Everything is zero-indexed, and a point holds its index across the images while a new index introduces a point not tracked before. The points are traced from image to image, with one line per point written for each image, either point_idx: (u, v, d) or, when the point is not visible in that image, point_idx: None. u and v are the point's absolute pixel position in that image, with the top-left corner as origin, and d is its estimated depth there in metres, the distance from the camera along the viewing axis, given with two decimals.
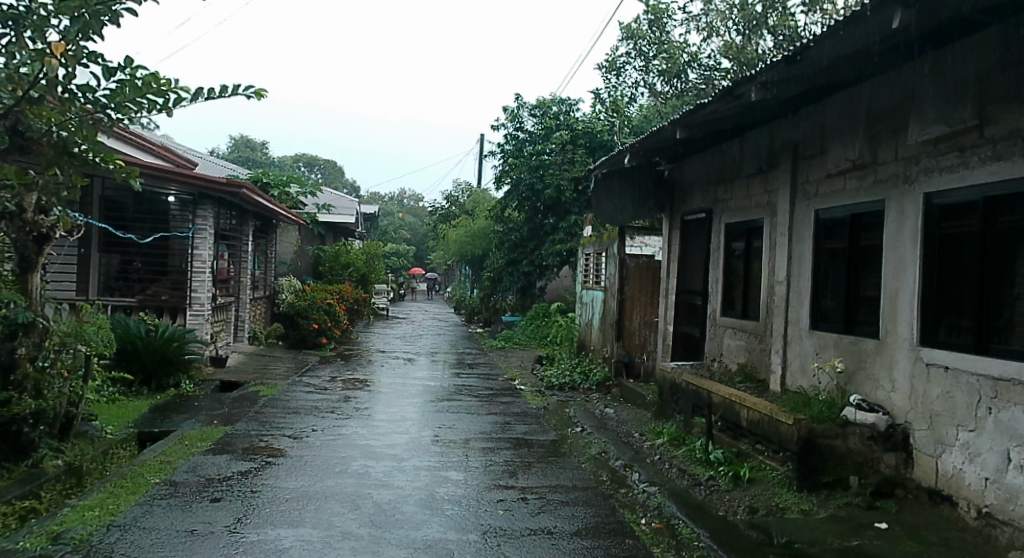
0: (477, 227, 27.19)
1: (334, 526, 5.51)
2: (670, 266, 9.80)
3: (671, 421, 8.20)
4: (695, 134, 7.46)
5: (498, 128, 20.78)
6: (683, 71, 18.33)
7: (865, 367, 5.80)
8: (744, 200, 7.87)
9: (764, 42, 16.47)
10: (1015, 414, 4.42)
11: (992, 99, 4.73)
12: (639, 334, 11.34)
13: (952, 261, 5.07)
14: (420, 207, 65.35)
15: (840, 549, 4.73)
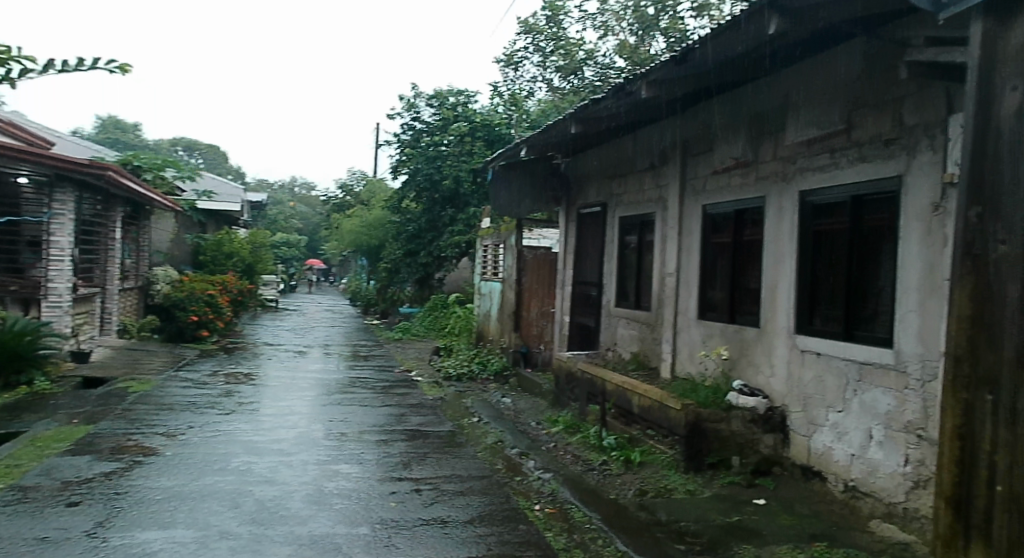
0: (374, 217, 26.83)
1: (211, 525, 5.32)
2: (566, 258, 10.03)
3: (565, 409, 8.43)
4: (590, 129, 7.66)
5: (394, 117, 20.51)
6: (579, 69, 18.40)
7: (747, 353, 6.16)
8: (637, 194, 8.14)
9: (657, 44, 16.97)
10: (877, 395, 4.83)
11: (858, 105, 5.12)
12: (537, 324, 11.61)
13: (824, 255, 5.45)
14: (314, 197, 63.71)
15: (720, 526, 5.02)
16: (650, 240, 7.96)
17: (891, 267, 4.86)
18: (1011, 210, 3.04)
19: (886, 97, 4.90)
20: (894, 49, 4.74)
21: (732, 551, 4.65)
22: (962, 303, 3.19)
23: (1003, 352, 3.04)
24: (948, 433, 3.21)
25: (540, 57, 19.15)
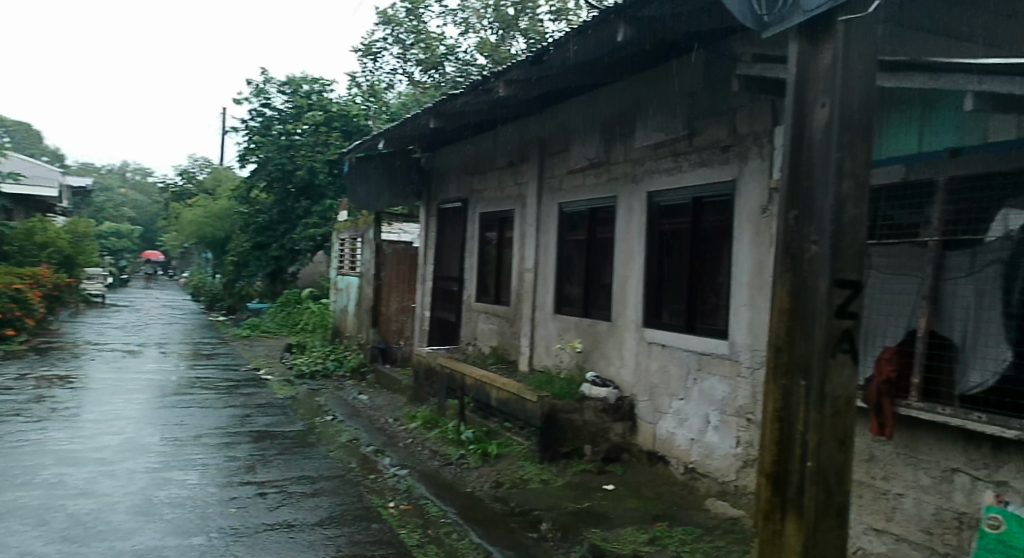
0: (218, 207, 25.31)
1: (13, 546, 4.81)
2: (427, 253, 10.04)
3: (423, 404, 8.47)
4: (450, 125, 7.73)
5: (242, 103, 19.61)
6: (439, 63, 18.31)
7: (600, 346, 6.47)
8: (497, 191, 8.23)
9: (516, 44, 17.22)
10: (714, 383, 5.22)
11: (699, 114, 5.50)
12: (396, 319, 11.58)
13: (669, 253, 5.81)
14: (148, 185, 59.37)
15: (570, 512, 5.23)
16: (511, 236, 8.07)
17: (725, 264, 5.26)
18: (821, 213, 3.37)
19: (723, 107, 5.30)
20: (729, 63, 5.14)
21: (580, 536, 4.85)
22: (782, 297, 3.53)
23: (813, 341, 3.38)
24: (770, 415, 3.53)
25: (400, 49, 18.85)
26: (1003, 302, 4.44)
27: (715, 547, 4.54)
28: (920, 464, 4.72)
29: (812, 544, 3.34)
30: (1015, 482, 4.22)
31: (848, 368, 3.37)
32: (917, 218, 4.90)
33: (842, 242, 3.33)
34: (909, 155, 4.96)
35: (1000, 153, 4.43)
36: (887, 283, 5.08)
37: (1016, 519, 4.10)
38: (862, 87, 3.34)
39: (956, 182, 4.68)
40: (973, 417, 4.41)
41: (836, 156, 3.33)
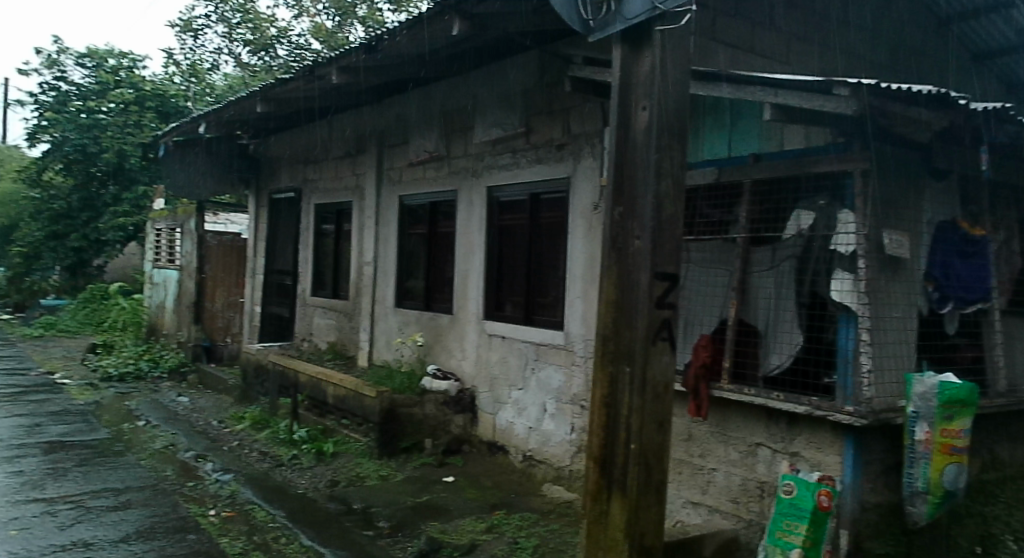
0: (1, 191, 22.22)
1: None
2: (257, 245, 10.00)
3: (253, 404, 8.16)
4: (280, 110, 7.47)
5: (31, 74, 17.47)
6: (269, 46, 15.99)
7: (441, 339, 6.62)
8: (332, 181, 8.32)
9: (354, 32, 16.42)
10: (550, 372, 5.44)
11: (534, 112, 5.66)
12: (222, 316, 11.20)
13: (508, 248, 5.99)
14: None
15: (409, 507, 5.18)
16: (348, 229, 8.19)
17: (560, 259, 5.51)
18: (642, 212, 3.37)
19: (556, 106, 5.48)
20: (561, 64, 5.32)
21: (419, 530, 4.82)
22: (610, 290, 3.50)
23: (636, 331, 3.37)
24: (598, 402, 3.52)
25: (225, 27, 16.64)
26: (796, 292, 5.01)
27: (550, 530, 4.69)
28: (730, 439, 5.21)
29: (633, 523, 3.35)
30: (805, 452, 4.83)
31: (667, 355, 3.37)
32: (728, 217, 5.37)
33: (662, 239, 3.33)
34: (721, 159, 5.42)
35: (792, 160, 4.97)
36: (701, 274, 5.56)
37: (806, 483, 4.50)
38: (675, 94, 3.36)
39: (761, 184, 5.19)
40: (773, 396, 4.91)
41: (655, 158, 3.31)
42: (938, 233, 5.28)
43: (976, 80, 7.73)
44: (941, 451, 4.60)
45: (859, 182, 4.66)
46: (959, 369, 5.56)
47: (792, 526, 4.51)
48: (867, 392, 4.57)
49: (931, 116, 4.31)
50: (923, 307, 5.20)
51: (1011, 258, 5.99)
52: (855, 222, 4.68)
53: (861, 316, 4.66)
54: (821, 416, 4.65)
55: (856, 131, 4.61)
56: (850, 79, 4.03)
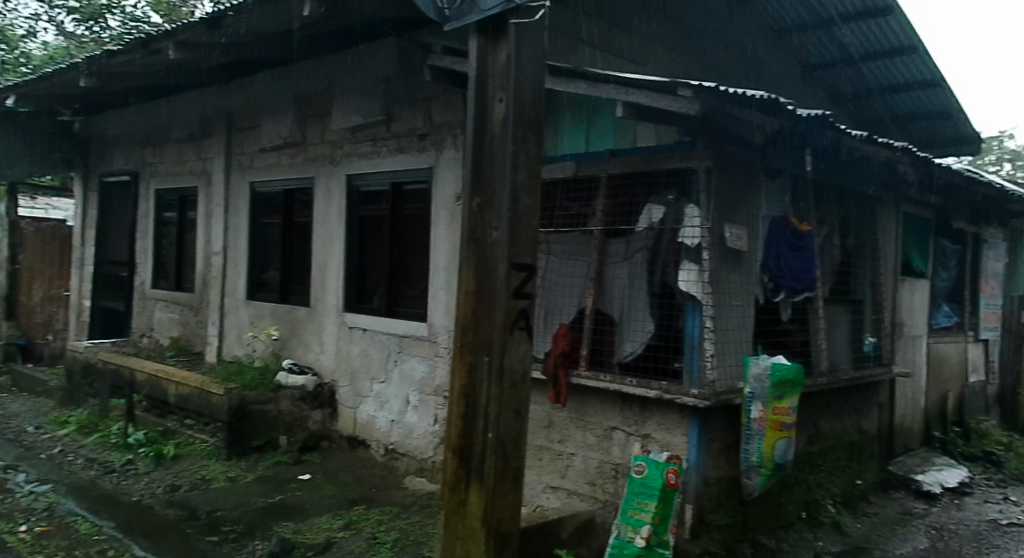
0: None
1: None
2: (85, 231, 9.17)
3: (81, 407, 7.60)
4: (113, 86, 6.95)
5: None
6: (100, 16, 14.78)
7: (298, 333, 6.45)
8: (175, 165, 7.87)
9: (202, 8, 15.39)
10: (413, 364, 5.46)
11: (395, 99, 5.61)
12: (42, 311, 10.45)
13: (370, 239, 5.93)
14: None
15: (259, 508, 4.97)
16: (193, 217, 7.80)
17: (423, 250, 5.51)
18: (500, 203, 3.17)
19: (418, 95, 5.47)
20: (420, 53, 5.28)
21: (269, 531, 4.62)
22: (467, 279, 3.28)
23: (494, 319, 3.19)
24: (455, 392, 3.29)
25: None
26: (648, 282, 5.26)
27: (410, 523, 4.66)
28: (589, 424, 5.40)
29: (490, 514, 3.18)
30: (656, 433, 5.09)
31: (525, 344, 3.22)
32: (586, 210, 5.55)
33: (519, 231, 3.15)
34: (579, 154, 5.59)
35: (644, 157, 5.22)
36: (560, 265, 5.70)
37: (655, 463, 4.72)
38: (534, 86, 3.19)
39: (617, 179, 5.41)
40: (627, 382, 5.15)
41: (512, 150, 3.14)
42: (772, 228, 5.72)
43: (803, 89, 8.42)
44: (773, 428, 5.00)
45: (704, 179, 4.96)
46: (788, 351, 6.07)
47: (643, 504, 4.71)
48: (709, 376, 4.89)
49: (765, 119, 4.62)
50: (760, 296, 5.62)
51: (833, 251, 6.60)
52: (700, 216, 4.98)
53: (704, 305, 4.95)
54: (669, 399, 4.93)
55: (700, 131, 4.90)
56: (693, 81, 4.25)
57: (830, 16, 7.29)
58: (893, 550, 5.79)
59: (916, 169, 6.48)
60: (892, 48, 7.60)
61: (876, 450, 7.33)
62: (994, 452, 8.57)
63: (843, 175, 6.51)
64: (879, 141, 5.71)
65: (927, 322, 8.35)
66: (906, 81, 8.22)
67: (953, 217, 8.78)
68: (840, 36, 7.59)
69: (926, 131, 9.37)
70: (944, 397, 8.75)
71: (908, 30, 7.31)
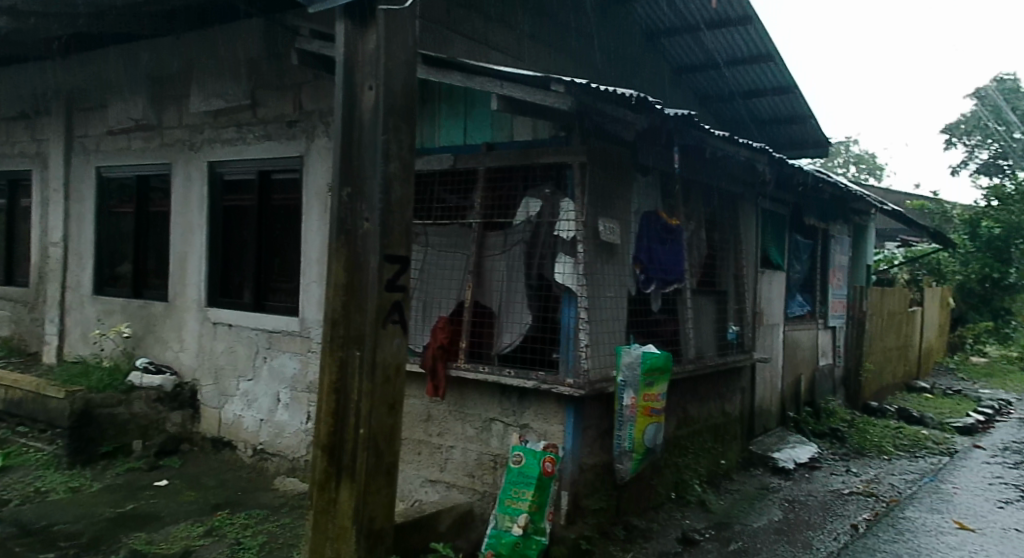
0: None
1: None
2: None
3: None
4: None
5: None
6: None
7: (153, 330, 6.15)
8: (5, 147, 7.24)
9: None
10: (283, 360, 5.34)
11: (260, 84, 5.42)
12: None
13: (236, 230, 5.72)
14: None
15: (108, 520, 4.62)
16: (27, 204, 7.21)
17: (295, 243, 5.35)
18: (370, 194, 3.10)
19: (285, 80, 5.31)
20: (287, 37, 5.12)
21: (117, 544, 4.29)
22: (337, 271, 3.16)
23: (366, 312, 3.11)
24: (324, 389, 3.17)
25: None
26: (525, 275, 5.31)
27: (279, 525, 4.50)
28: (467, 416, 5.39)
29: (362, 510, 3.12)
30: (533, 423, 5.14)
31: (398, 338, 3.17)
32: (464, 203, 5.54)
33: (392, 222, 3.11)
34: (456, 146, 5.55)
35: (520, 150, 5.24)
36: (438, 258, 5.65)
37: (533, 452, 4.79)
38: (404, 76, 3.13)
39: (494, 171, 5.42)
40: (505, 373, 5.17)
41: (382, 140, 3.07)
42: (644, 222, 5.91)
43: (672, 89, 8.76)
44: (644, 414, 5.18)
45: (578, 173, 5.05)
46: (658, 340, 6.31)
47: (520, 493, 4.77)
48: (584, 365, 4.99)
49: (635, 116, 4.76)
50: (632, 288, 5.80)
51: (699, 245, 6.90)
52: (575, 210, 5.07)
53: (579, 296, 5.06)
54: (546, 389, 4.99)
55: (574, 126, 4.99)
56: (565, 76, 4.32)
57: (696, 22, 7.63)
58: (752, 523, 6.15)
59: (773, 168, 6.89)
60: (752, 55, 8.02)
61: (738, 431, 7.74)
62: (840, 429, 9.27)
63: (708, 173, 6.82)
64: (741, 142, 6.02)
65: (783, 311, 8.91)
66: (764, 87, 8.71)
67: (806, 214, 9.40)
68: (706, 41, 7.95)
69: (783, 132, 9.97)
70: (798, 380, 9.36)
71: (765, 40, 7.74)
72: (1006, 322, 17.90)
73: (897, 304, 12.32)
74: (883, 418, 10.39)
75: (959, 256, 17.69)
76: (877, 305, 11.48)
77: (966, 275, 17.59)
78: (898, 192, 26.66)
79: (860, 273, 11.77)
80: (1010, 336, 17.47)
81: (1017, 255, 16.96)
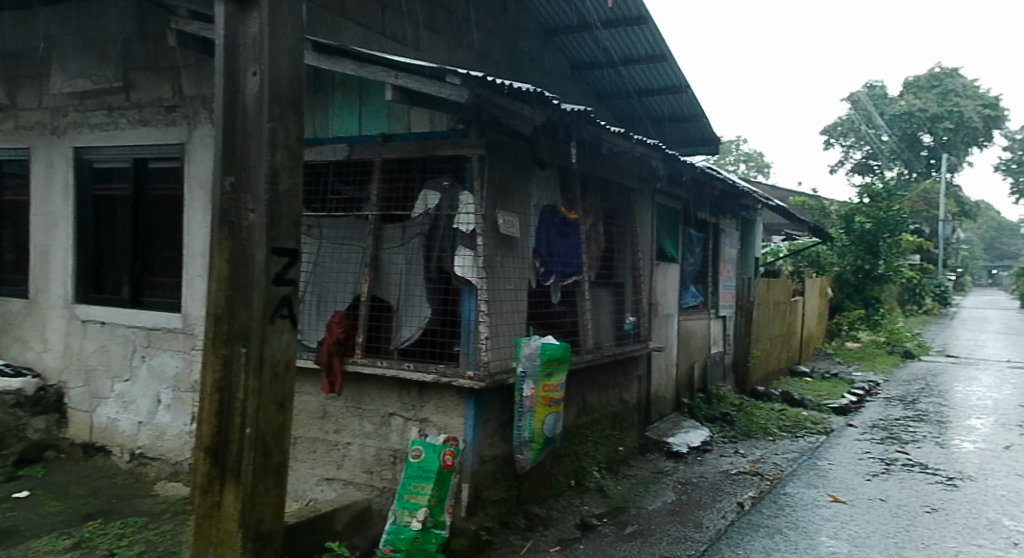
0: None
1: None
2: None
3: None
4: None
5: None
6: None
7: (10, 329, 5.81)
8: None
9: None
10: (164, 358, 5.17)
11: (134, 66, 5.21)
12: None
13: (107, 222, 5.45)
14: None
15: None
16: None
17: (176, 235, 5.19)
18: (256, 184, 2.98)
19: (160, 63, 5.13)
20: (162, 18, 4.94)
21: None
22: (220, 264, 3.04)
23: (252, 308, 3.00)
24: (207, 387, 3.05)
25: None
26: (425, 268, 5.26)
27: (158, 533, 4.29)
28: (366, 412, 5.28)
29: (249, 511, 3.01)
30: (433, 417, 5.11)
31: (287, 333, 3.06)
32: (360, 194, 5.44)
33: (280, 214, 3.00)
34: (351, 137, 5.43)
35: (417, 142, 5.18)
36: (334, 252, 5.51)
37: (433, 445, 4.76)
38: (290, 63, 3.02)
39: (391, 163, 5.33)
40: (404, 367, 5.10)
41: (268, 128, 2.96)
42: (543, 215, 5.97)
43: (570, 85, 8.88)
44: (543, 404, 5.24)
45: (476, 166, 5.04)
46: (557, 331, 6.39)
47: (419, 488, 4.71)
48: (484, 357, 5.00)
49: (532, 111, 4.79)
50: (532, 280, 5.85)
51: (598, 238, 7.03)
52: (474, 203, 5.06)
53: (479, 289, 5.06)
54: (446, 383, 4.96)
55: (472, 119, 4.97)
56: (461, 69, 4.30)
57: (593, 20, 7.75)
58: (648, 506, 6.34)
59: (667, 164, 7.10)
60: (646, 55, 8.21)
61: (635, 418, 7.96)
62: (730, 413, 9.68)
63: (606, 168, 6.96)
64: (637, 139, 6.16)
65: (677, 302, 9.21)
66: (659, 86, 8.95)
67: (698, 208, 9.74)
68: (602, 40, 8.11)
69: (676, 129, 10.33)
70: (691, 367, 9.71)
71: (659, 40, 7.93)
72: (877, 310, 19.23)
73: (781, 293, 12.96)
74: (769, 401, 10.93)
75: (836, 249, 18.83)
76: (763, 295, 12.04)
77: (842, 266, 18.75)
78: (782, 188, 28.08)
79: (748, 265, 12.32)
80: (880, 323, 18.76)
81: (887, 244, 18.40)
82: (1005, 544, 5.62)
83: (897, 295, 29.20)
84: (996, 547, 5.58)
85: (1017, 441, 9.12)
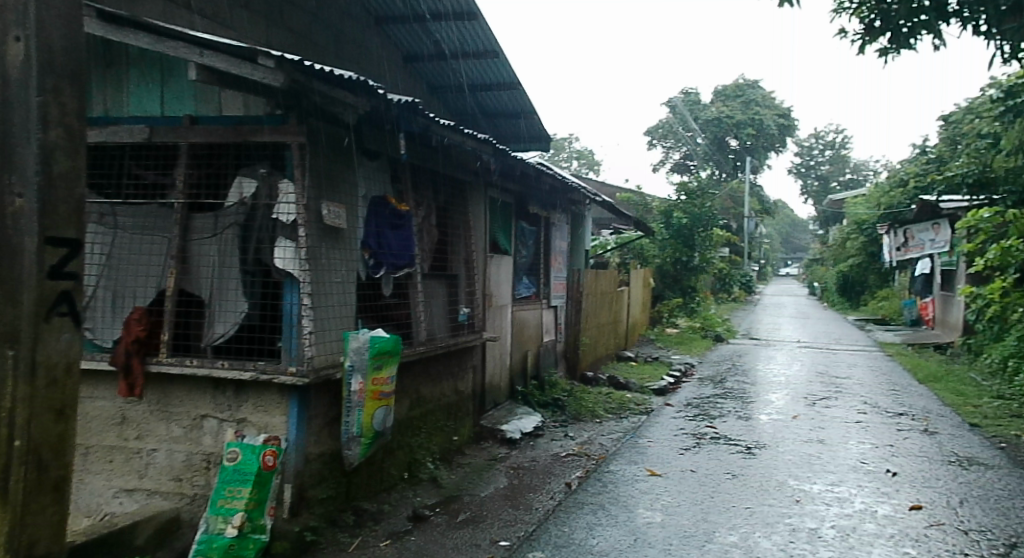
0: None
1: None
2: None
3: None
4: None
5: None
6: None
7: None
8: None
9: None
10: None
11: None
12: None
13: None
14: None
15: None
16: None
17: None
18: (24, 164, 2.67)
19: None
20: None
21: None
22: None
23: (21, 306, 2.68)
24: None
25: None
26: (240, 259, 4.98)
27: None
28: (173, 416, 4.90)
29: (20, 533, 2.72)
30: (251, 417, 4.84)
31: (66, 333, 2.79)
32: (164, 180, 5.05)
33: (53, 199, 2.72)
34: (151, 118, 5.01)
35: (230, 126, 4.87)
36: (133, 243, 5.07)
37: (251, 447, 4.57)
38: (64, 29, 2.72)
39: (199, 148, 4.97)
40: (217, 365, 4.80)
41: (38, 101, 2.66)
42: (372, 206, 5.82)
43: (402, 77, 8.75)
44: (372, 398, 5.11)
45: (296, 154, 4.83)
46: (387, 324, 6.28)
47: (235, 492, 4.52)
48: (308, 352, 4.81)
49: (355, 99, 4.67)
50: (362, 273, 5.70)
51: (430, 231, 6.99)
52: (294, 192, 4.84)
53: (302, 282, 4.85)
54: (267, 380, 4.73)
55: (291, 105, 4.75)
56: (274, 51, 4.10)
57: (422, 11, 7.73)
58: (480, 492, 6.39)
59: (498, 158, 7.17)
60: (477, 50, 8.31)
61: (469, 407, 8.00)
62: (561, 398, 9.97)
63: (437, 160, 6.91)
64: (467, 133, 6.17)
65: (511, 293, 9.34)
66: (491, 81, 9.12)
67: (529, 202, 9.94)
68: (432, 32, 8.09)
69: (506, 125, 10.52)
70: (524, 356, 9.89)
71: (490, 34, 8.11)
72: (693, 298, 20.62)
73: (608, 284, 13.53)
74: (597, 386, 11.39)
75: (658, 242, 19.98)
76: (591, 286, 12.52)
77: (663, 258, 19.93)
78: (609, 184, 29.47)
79: (576, 258, 12.77)
80: (696, 310, 20.13)
81: (700, 239, 19.79)
82: (791, 502, 6.19)
83: (711, 285, 31.50)
84: (783, 505, 6.14)
85: (805, 411, 10.13)
